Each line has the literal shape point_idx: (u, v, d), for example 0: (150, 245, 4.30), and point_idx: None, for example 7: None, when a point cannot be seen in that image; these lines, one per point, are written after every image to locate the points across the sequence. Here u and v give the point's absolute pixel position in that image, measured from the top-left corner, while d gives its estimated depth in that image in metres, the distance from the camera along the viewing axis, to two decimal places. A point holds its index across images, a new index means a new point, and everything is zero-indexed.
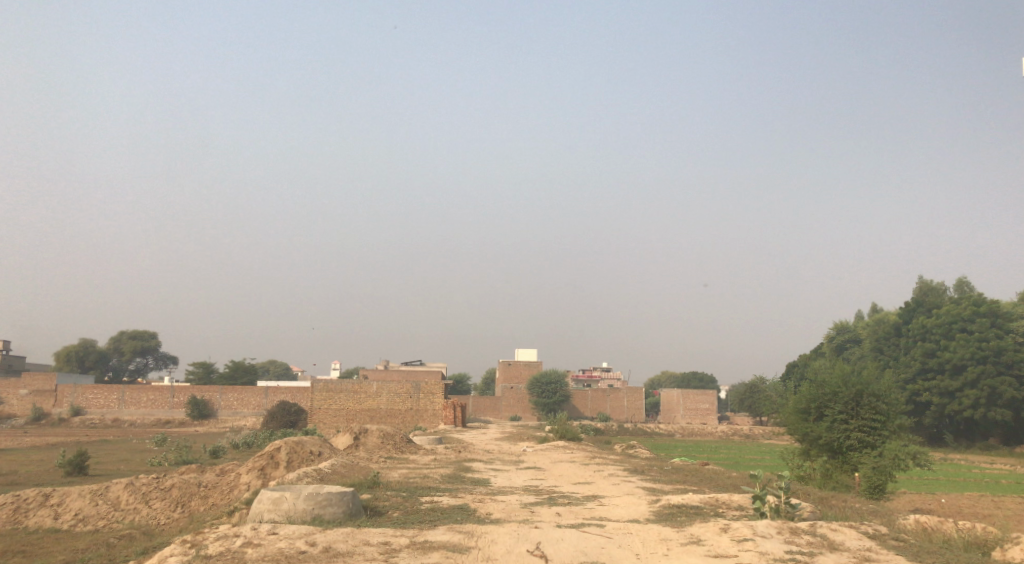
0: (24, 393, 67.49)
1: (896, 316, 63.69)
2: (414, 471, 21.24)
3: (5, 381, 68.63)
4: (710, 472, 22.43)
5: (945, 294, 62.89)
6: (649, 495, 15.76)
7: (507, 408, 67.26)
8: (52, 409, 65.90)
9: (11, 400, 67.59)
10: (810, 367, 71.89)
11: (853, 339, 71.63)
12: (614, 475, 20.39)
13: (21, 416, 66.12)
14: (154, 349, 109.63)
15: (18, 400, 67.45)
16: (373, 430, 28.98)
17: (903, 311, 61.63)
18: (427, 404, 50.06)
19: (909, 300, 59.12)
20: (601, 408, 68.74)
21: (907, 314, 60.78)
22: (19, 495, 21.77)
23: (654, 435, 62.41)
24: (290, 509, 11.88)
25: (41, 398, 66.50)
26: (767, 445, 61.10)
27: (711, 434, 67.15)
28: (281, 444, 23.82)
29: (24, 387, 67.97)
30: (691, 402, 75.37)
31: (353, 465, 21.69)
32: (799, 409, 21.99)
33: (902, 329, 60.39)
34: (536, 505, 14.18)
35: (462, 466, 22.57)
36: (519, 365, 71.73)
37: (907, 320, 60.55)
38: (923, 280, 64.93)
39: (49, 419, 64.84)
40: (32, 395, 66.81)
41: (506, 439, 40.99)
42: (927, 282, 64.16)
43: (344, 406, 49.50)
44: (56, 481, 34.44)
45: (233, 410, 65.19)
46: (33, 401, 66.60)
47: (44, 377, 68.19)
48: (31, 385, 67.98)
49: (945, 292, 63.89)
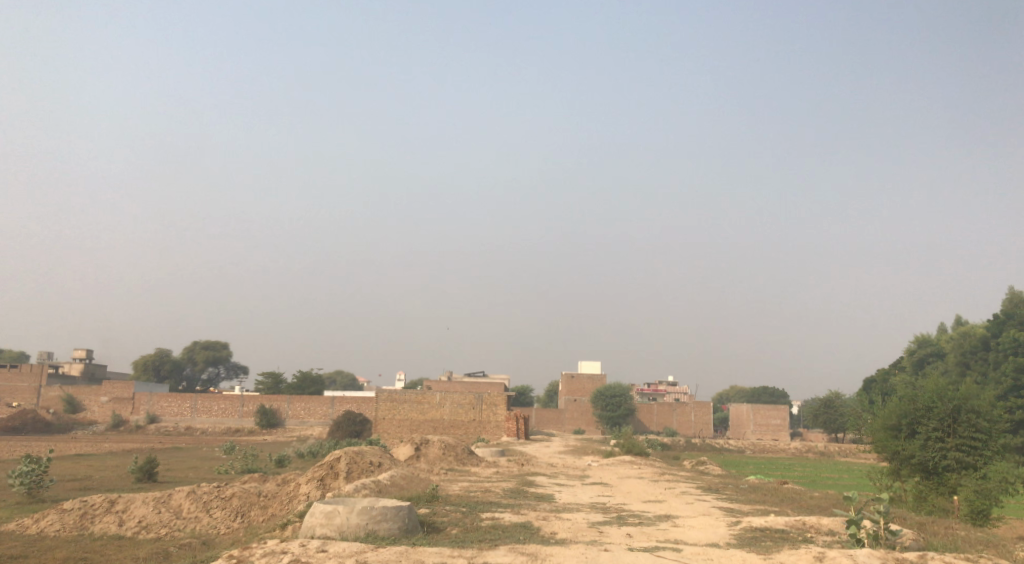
0: (103, 400, 68.99)
1: (983, 329, 60.69)
2: (476, 484, 20.45)
3: (86, 388, 70.31)
4: (791, 492, 21.09)
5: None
6: (727, 515, 14.65)
7: (571, 421, 66.10)
8: (129, 416, 67.21)
9: (90, 407, 69.17)
10: (889, 382, 69.04)
11: (936, 353, 68.44)
12: (686, 494, 19.22)
13: (100, 422, 67.59)
14: (226, 359, 111.47)
15: (97, 407, 68.99)
16: (434, 441, 28.32)
17: (991, 324, 58.69)
18: (489, 415, 49.34)
19: (997, 313, 56.31)
20: (668, 422, 67.04)
21: (996, 327, 57.87)
22: (85, 501, 21.55)
23: (723, 451, 60.57)
24: (343, 524, 11.18)
25: (120, 405, 67.94)
26: (844, 464, 58.63)
27: (784, 451, 64.83)
28: (341, 454, 23.30)
29: (104, 395, 69.50)
30: (761, 417, 73.11)
31: (413, 477, 21.00)
32: (888, 426, 20.61)
33: (989, 343, 57.50)
34: (605, 525, 13.21)
35: (525, 481, 21.67)
36: (583, 378, 70.45)
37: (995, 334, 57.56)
38: (1012, 292, 61.75)
39: (125, 426, 66.12)
40: (111, 403, 68.28)
41: (570, 453, 39.94)
42: (1016, 294, 61.02)
43: (407, 416, 49.12)
44: (125, 487, 34.68)
45: (300, 419, 65.52)
46: (112, 408, 68.04)
47: (122, 385, 69.64)
48: (110, 392, 69.47)
49: None
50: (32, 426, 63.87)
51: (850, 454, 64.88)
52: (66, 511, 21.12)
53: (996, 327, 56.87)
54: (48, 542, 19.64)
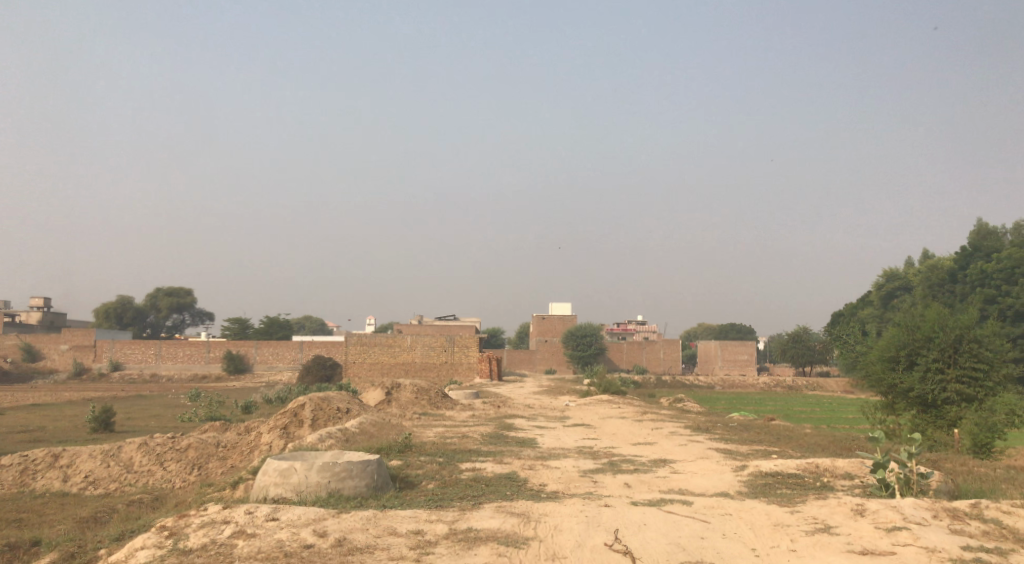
0: (66, 348, 66.84)
1: (951, 261, 60.17)
2: (450, 430, 19.07)
3: (46, 336, 67.99)
4: (784, 430, 19.98)
5: (1005, 236, 59.10)
6: (729, 459, 13.40)
7: (542, 361, 65.30)
8: (92, 364, 65.15)
9: (52, 355, 66.97)
10: (856, 316, 68.69)
11: (904, 286, 67.74)
12: (676, 435, 17.96)
13: (62, 370, 65.51)
14: (191, 305, 109.00)
15: (60, 355, 66.82)
16: (406, 385, 26.89)
17: (959, 256, 58.20)
18: (461, 357, 48.05)
19: (965, 245, 55.82)
20: (638, 360, 66.37)
21: (964, 259, 57.42)
22: (26, 456, 19.84)
23: (694, 388, 60.16)
24: (301, 482, 9.74)
25: (82, 352, 65.80)
26: (814, 397, 58.43)
27: (753, 386, 64.57)
28: (304, 401, 21.87)
29: (66, 343, 67.25)
30: (729, 353, 72.82)
31: (383, 423, 19.56)
32: (885, 357, 19.61)
33: (958, 275, 57.13)
34: (598, 473, 11.89)
35: (503, 424, 20.26)
36: (553, 319, 69.28)
37: (963, 266, 57.15)
38: (980, 222, 61.11)
39: (89, 374, 64.11)
40: (73, 350, 66.06)
41: (544, 394, 38.91)
42: (985, 224, 60.40)
43: (378, 359, 47.73)
44: (83, 438, 33.06)
45: (268, 364, 63.92)
46: (74, 356, 65.92)
47: (84, 332, 67.45)
48: (72, 340, 67.26)
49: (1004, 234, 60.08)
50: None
51: (819, 387, 64.74)
52: (6, 467, 19.40)
53: (965, 258, 56.42)
54: None
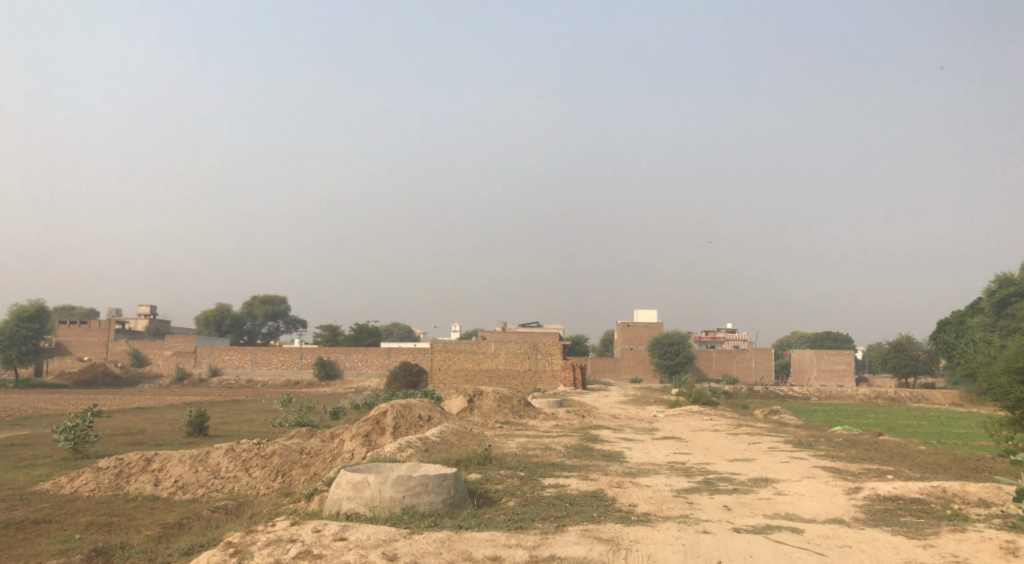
0: (167, 353, 68.92)
1: None
2: (534, 440, 18.32)
3: (150, 342, 70.28)
4: (894, 446, 18.54)
5: None
6: (837, 480, 12.27)
7: (628, 370, 63.93)
8: (191, 369, 67.01)
9: (155, 360, 69.21)
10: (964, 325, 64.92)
11: (1019, 292, 63.53)
12: (776, 450, 16.79)
13: (164, 375, 67.57)
14: (285, 313, 111.42)
15: (162, 360, 68.96)
16: (489, 392, 26.30)
17: None
18: (545, 364, 47.28)
19: None
20: (728, 369, 64.34)
21: None
22: (121, 459, 19.89)
23: (788, 399, 57.86)
24: (375, 497, 9.13)
25: (183, 358, 67.78)
26: (919, 410, 55.38)
27: (851, 398, 61.74)
28: (386, 408, 21.48)
29: (167, 348, 69.36)
30: (825, 362, 69.95)
31: (465, 432, 18.96)
32: (1014, 369, 18.21)
33: None
34: (694, 493, 10.96)
35: (589, 435, 19.40)
36: (640, 327, 67.81)
37: None
38: None
39: (189, 379, 65.94)
40: (174, 356, 68.12)
41: (631, 403, 37.81)
42: None
43: (463, 366, 47.42)
44: (177, 441, 33.63)
45: (358, 370, 64.47)
46: (176, 361, 67.93)
47: (185, 338, 69.45)
48: (173, 346, 69.33)
49: None
50: (101, 380, 63.96)
51: (923, 399, 61.43)
52: (101, 470, 19.48)
53: None
54: (79, 503, 17.92)
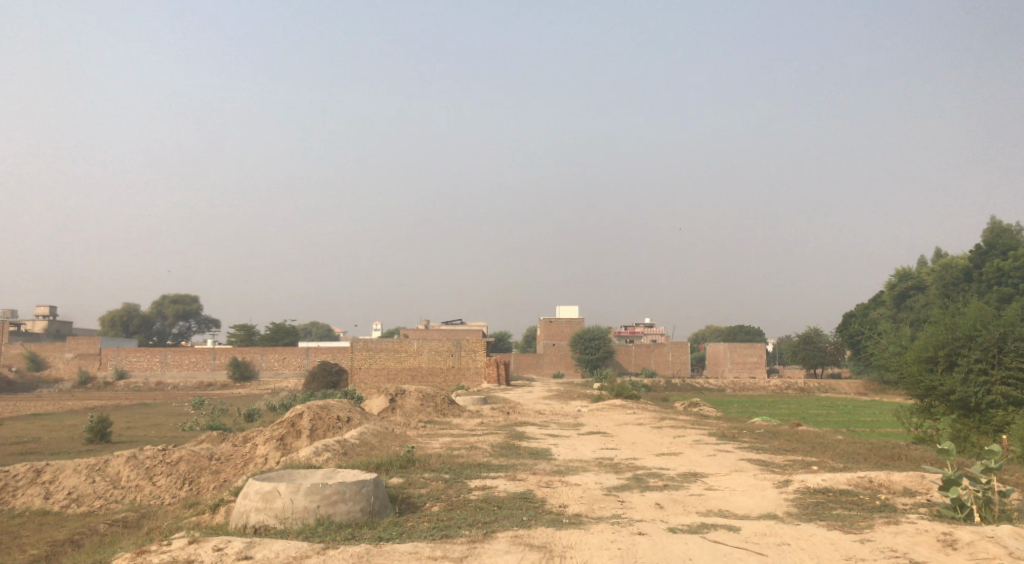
0: (70, 357, 65.73)
1: (966, 260, 58.44)
2: (458, 439, 17.82)
3: (51, 345, 66.91)
4: (814, 436, 18.68)
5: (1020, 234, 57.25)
6: (767, 473, 12.16)
7: (549, 365, 64.09)
8: (97, 372, 64.09)
9: (57, 363, 65.96)
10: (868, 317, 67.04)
11: (917, 285, 65.86)
12: (702, 444, 16.65)
13: (67, 379, 64.44)
14: (197, 312, 107.88)
15: (65, 363, 65.74)
16: (411, 391, 25.62)
17: (973, 255, 56.67)
18: (468, 361, 46.78)
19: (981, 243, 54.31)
20: (646, 363, 64.92)
21: (979, 258, 55.90)
22: (7, 471, 18.55)
23: (705, 391, 58.72)
24: (287, 508, 8.53)
25: (87, 361, 64.76)
26: (828, 400, 56.87)
27: (764, 389, 63.01)
28: (303, 410, 20.63)
29: (71, 351, 66.16)
30: (739, 355, 71.32)
31: (385, 433, 18.30)
32: (924, 358, 18.52)
33: (973, 275, 55.52)
34: (623, 491, 10.67)
35: (514, 433, 19.00)
36: (561, 322, 67.80)
37: (979, 265, 55.69)
38: (994, 221, 59.28)
39: (94, 383, 63.05)
40: (78, 359, 65.03)
41: (554, 399, 37.61)
42: (998, 223, 58.62)
43: (384, 365, 46.49)
44: (80, 449, 31.87)
45: (275, 371, 62.71)
46: (80, 364, 64.85)
47: (89, 340, 66.37)
48: (77, 348, 66.17)
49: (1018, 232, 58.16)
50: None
51: (831, 389, 63.14)
52: None
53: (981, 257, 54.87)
54: None
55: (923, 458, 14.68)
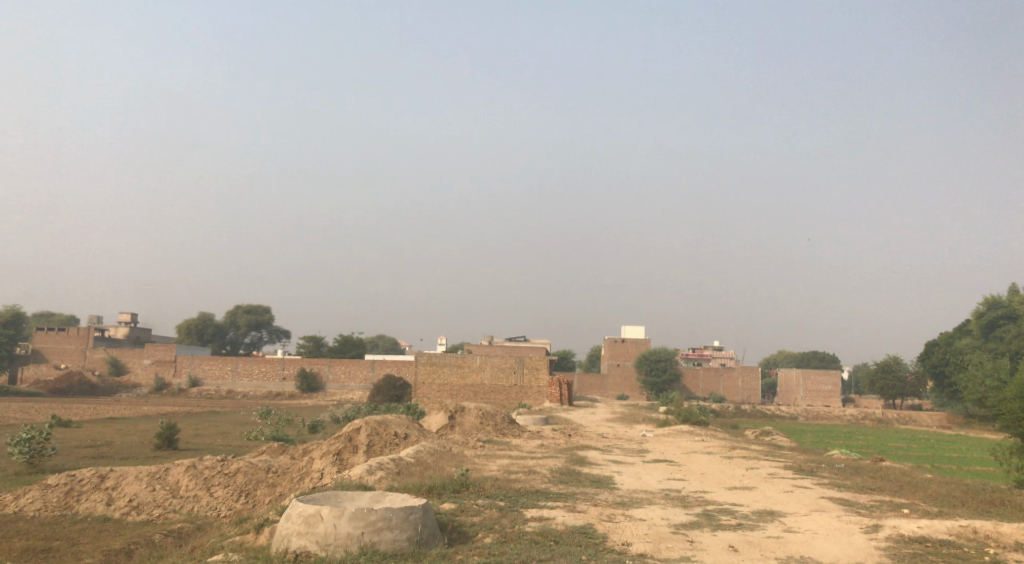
0: (147, 363, 67.14)
1: None
2: (517, 462, 17.15)
3: (128, 351, 68.49)
4: (900, 474, 17.42)
5: None
6: (851, 516, 11.18)
7: (614, 386, 63.04)
8: (170, 379, 65.29)
9: (133, 369, 67.48)
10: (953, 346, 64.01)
11: (1007, 315, 62.70)
12: (776, 478, 15.69)
13: (142, 385, 65.82)
14: (269, 323, 109.67)
15: (141, 369, 67.19)
16: (471, 408, 25.05)
17: None
18: (532, 380, 46.10)
19: None
20: (714, 388, 63.19)
21: None
22: (72, 475, 18.50)
23: (775, 418, 56.77)
24: (329, 533, 7.98)
25: (162, 367, 66.06)
26: (907, 432, 54.35)
27: (839, 418, 60.67)
28: (361, 424, 20.23)
29: (147, 357, 67.58)
30: (811, 382, 68.92)
31: (443, 452, 17.74)
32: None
33: None
34: (692, 529, 9.86)
35: (576, 457, 18.24)
36: (627, 343, 66.60)
37: None
38: None
39: (168, 389, 64.24)
40: (154, 365, 66.42)
41: (619, 421, 36.57)
42: None
43: (448, 381, 46.12)
44: (147, 455, 32.16)
45: (341, 383, 62.96)
46: (155, 371, 66.16)
47: (165, 347, 67.74)
48: (153, 355, 67.56)
49: None
50: (77, 388, 62.20)
51: (911, 421, 60.41)
52: (50, 487, 18.10)
53: None
54: (22, 525, 16.57)
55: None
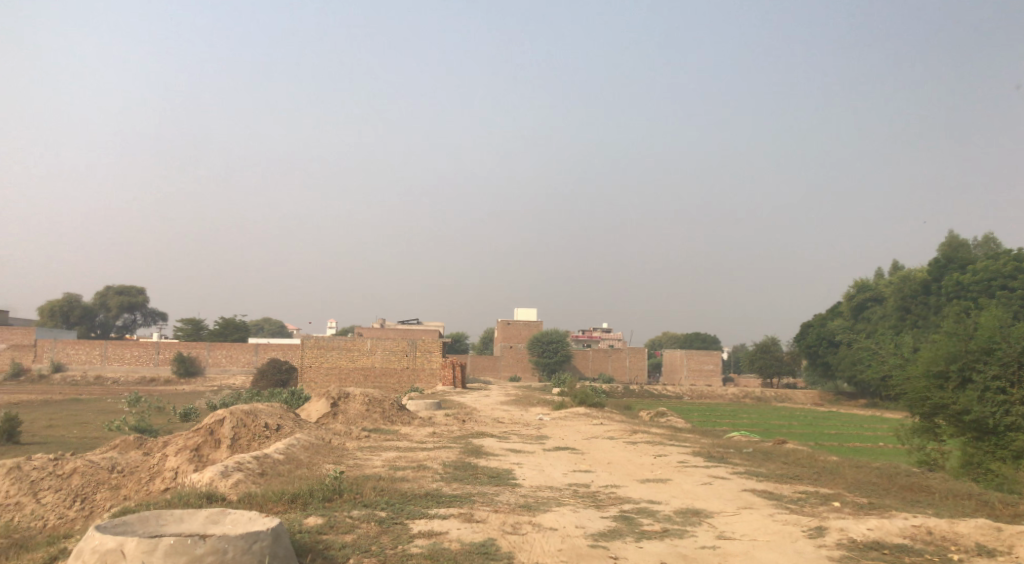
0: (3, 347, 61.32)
1: (923, 271, 56.41)
2: (403, 455, 15.18)
3: None
4: (808, 458, 16.31)
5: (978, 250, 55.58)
6: (781, 515, 9.82)
7: (507, 367, 61.67)
8: (30, 365, 59.77)
9: None
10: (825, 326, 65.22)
11: (876, 297, 64.42)
12: (688, 467, 14.26)
13: None
14: (142, 305, 103.19)
15: None
16: (356, 394, 22.88)
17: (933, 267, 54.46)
18: (423, 363, 44.07)
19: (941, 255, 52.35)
20: (604, 369, 62.65)
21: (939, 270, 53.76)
22: None
23: (663, 398, 56.61)
24: None
25: (21, 352, 60.44)
26: (788, 410, 54.90)
27: (722, 397, 61.11)
28: (225, 414, 17.87)
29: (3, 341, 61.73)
30: (696, 362, 69.37)
31: (318, 447, 15.61)
32: (933, 373, 15.55)
33: (933, 287, 53.20)
34: (610, 540, 8.23)
35: (469, 447, 16.40)
36: (519, 324, 65.25)
37: (938, 278, 53.34)
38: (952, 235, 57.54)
39: (27, 376, 58.85)
40: (12, 349, 60.77)
41: (514, 404, 35.01)
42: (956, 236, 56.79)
43: (335, 364, 43.52)
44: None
45: (221, 367, 59.27)
46: (12, 356, 60.47)
47: (24, 330, 62.03)
48: (10, 339, 61.77)
49: (974, 249, 56.53)
50: None
51: (788, 399, 61.27)
52: None
53: (940, 268, 52.77)
54: None
55: (949, 489, 12.42)
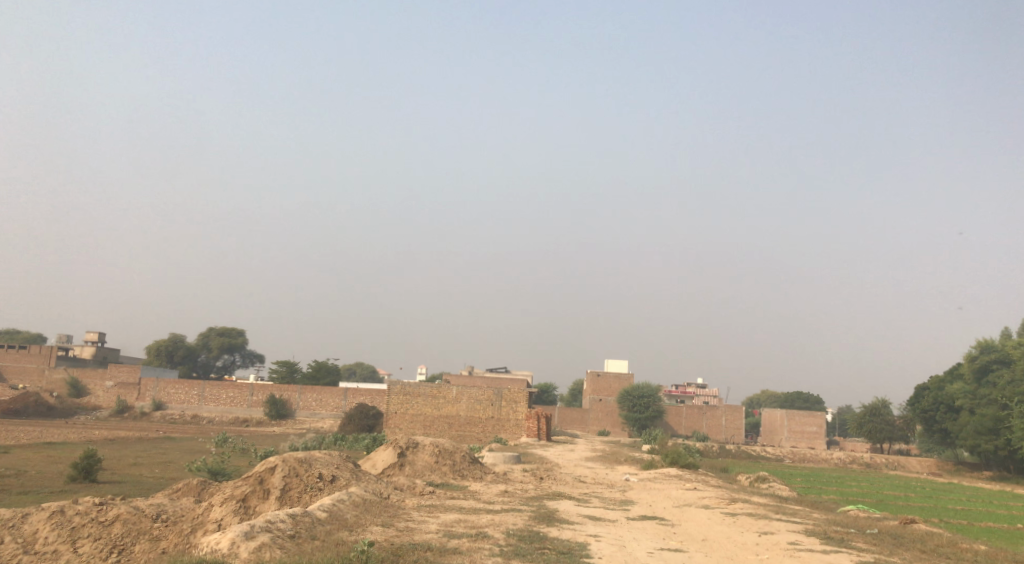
0: (109, 385, 62.37)
1: None
2: (464, 518, 13.24)
3: (90, 372, 63.69)
4: (949, 546, 13.57)
5: None
6: None
7: (596, 422, 59.14)
8: (134, 402, 60.54)
9: (95, 391, 62.70)
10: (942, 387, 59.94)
11: (1000, 359, 59.11)
12: (803, 551, 11.83)
13: (104, 408, 61.10)
14: (242, 346, 104.79)
15: (103, 391, 62.40)
16: (426, 444, 21.12)
17: None
18: (509, 413, 42.10)
19: None
20: (698, 426, 59.31)
21: None
22: None
23: (761, 460, 52.95)
24: None
25: (124, 390, 61.35)
26: (901, 480, 50.33)
27: (826, 462, 56.85)
28: (278, 461, 16.38)
29: (110, 379, 62.85)
30: (797, 424, 65.14)
31: (369, 503, 13.82)
32: None
33: None
34: None
35: (543, 512, 14.34)
36: (611, 377, 62.67)
37: None
38: None
39: (129, 413, 59.52)
40: (117, 387, 61.76)
41: (602, 462, 32.56)
42: None
43: (420, 412, 41.98)
44: (72, 490, 27.87)
45: (311, 411, 58.60)
46: (117, 393, 61.43)
47: (129, 368, 63.05)
48: (116, 376, 62.85)
49: None
50: (33, 410, 57.39)
51: (900, 466, 56.40)
52: None
53: None
54: None
55: None
